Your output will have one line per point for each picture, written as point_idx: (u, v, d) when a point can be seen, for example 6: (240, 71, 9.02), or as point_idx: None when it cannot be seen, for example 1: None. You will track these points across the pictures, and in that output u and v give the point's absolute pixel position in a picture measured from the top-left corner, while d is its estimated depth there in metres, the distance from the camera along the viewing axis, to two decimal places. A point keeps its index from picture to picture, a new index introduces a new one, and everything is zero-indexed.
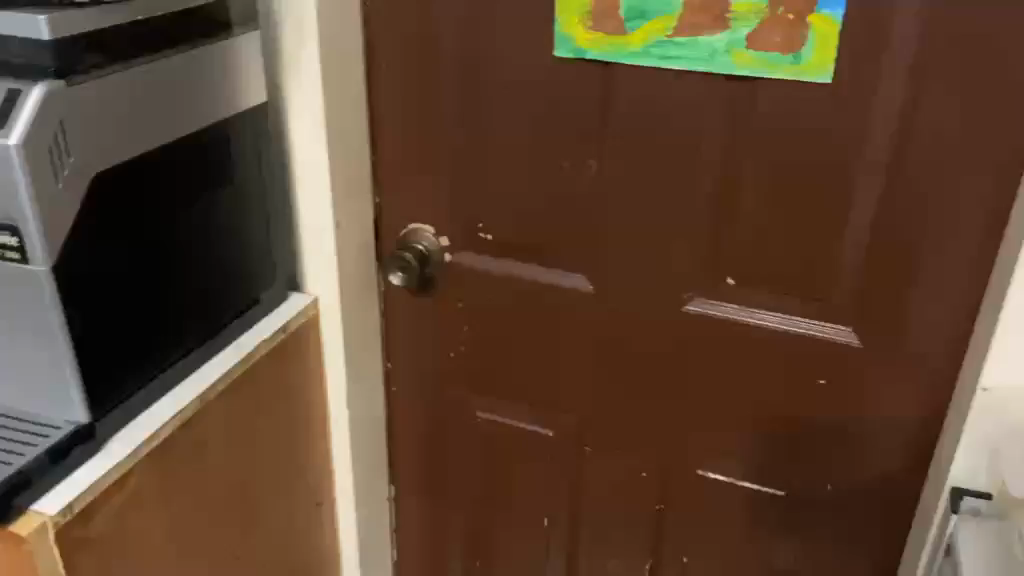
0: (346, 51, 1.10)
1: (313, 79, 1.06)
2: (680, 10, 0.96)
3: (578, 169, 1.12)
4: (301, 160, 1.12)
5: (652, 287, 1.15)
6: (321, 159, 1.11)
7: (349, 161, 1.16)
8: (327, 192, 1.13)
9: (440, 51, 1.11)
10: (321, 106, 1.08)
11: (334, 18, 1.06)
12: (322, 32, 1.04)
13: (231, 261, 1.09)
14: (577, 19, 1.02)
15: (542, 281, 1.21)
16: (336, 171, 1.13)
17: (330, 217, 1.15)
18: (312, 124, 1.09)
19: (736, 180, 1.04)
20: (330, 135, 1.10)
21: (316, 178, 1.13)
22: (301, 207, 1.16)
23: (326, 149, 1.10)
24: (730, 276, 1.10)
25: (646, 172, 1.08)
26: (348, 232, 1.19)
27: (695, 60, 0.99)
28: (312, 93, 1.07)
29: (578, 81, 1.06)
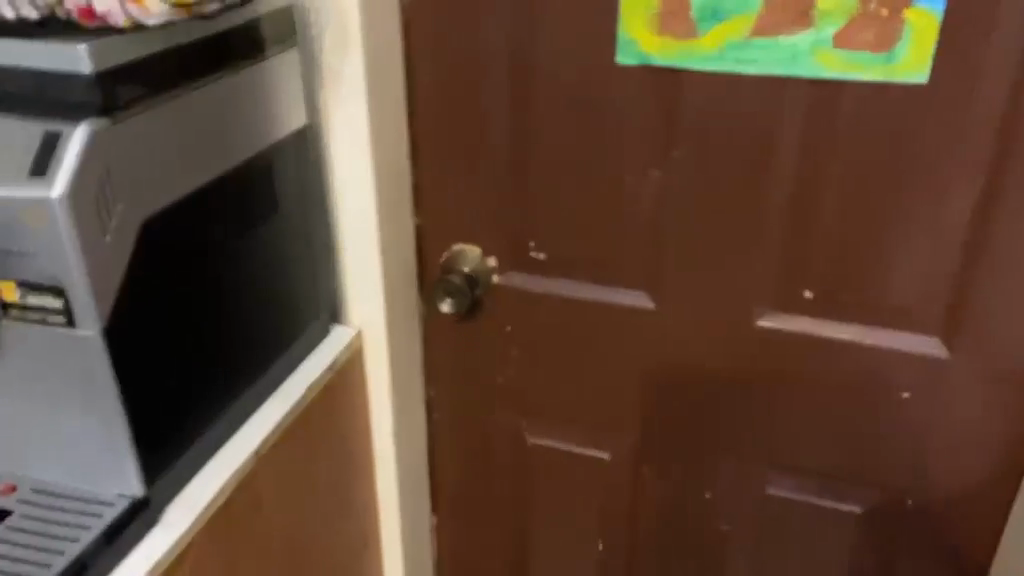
0: (387, 63, 1.01)
1: (357, 96, 0.97)
2: (759, 9, 0.89)
3: (640, 181, 1.04)
4: (342, 184, 1.03)
5: (721, 303, 1.08)
6: (365, 182, 1.02)
7: (391, 182, 1.07)
8: (372, 217, 1.04)
9: (487, 60, 1.03)
10: (365, 125, 0.98)
11: (377, 29, 0.96)
12: (366, 45, 0.95)
13: (271, 299, 1.00)
14: (642, 22, 0.94)
15: (600, 299, 1.13)
16: (380, 194, 1.04)
17: (376, 243, 1.06)
18: (354, 145, 1.00)
19: (817, 187, 0.98)
20: (374, 156, 1.01)
21: (360, 203, 1.04)
22: (342, 235, 1.07)
23: (371, 171, 1.01)
24: (809, 288, 1.04)
25: (717, 183, 1.01)
26: (392, 258, 1.10)
27: (775, 63, 0.92)
28: (355, 112, 0.98)
29: (642, 88, 0.99)
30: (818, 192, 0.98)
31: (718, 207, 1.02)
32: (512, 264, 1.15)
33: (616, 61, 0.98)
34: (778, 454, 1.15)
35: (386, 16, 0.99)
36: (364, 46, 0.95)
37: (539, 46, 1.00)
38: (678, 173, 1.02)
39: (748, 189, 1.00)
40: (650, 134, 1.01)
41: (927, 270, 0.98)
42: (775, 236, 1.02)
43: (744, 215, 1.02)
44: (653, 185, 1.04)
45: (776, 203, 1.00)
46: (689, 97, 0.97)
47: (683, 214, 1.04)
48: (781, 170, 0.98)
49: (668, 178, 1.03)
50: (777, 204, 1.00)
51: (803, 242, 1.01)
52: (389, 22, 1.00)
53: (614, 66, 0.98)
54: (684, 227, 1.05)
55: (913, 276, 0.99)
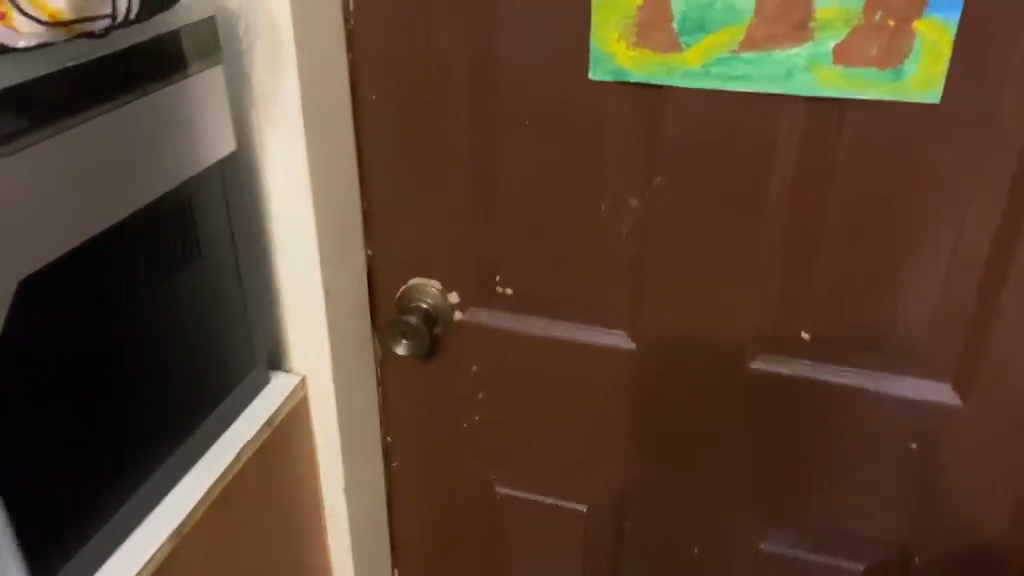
0: (330, 82, 0.89)
1: (292, 121, 0.85)
2: (749, 19, 0.79)
3: (617, 211, 0.93)
4: (279, 218, 0.91)
5: (708, 344, 0.98)
6: (306, 216, 0.90)
7: (337, 214, 0.95)
8: (315, 255, 0.93)
9: (444, 76, 0.91)
10: (304, 153, 0.87)
11: (315, 44, 0.85)
12: (302, 63, 0.83)
13: (195, 348, 0.89)
14: (618, 34, 0.83)
15: (573, 339, 1.03)
16: (323, 229, 0.92)
17: (319, 284, 0.94)
18: (291, 176, 0.88)
19: (813, 219, 0.87)
20: (315, 187, 0.90)
21: (299, 240, 0.92)
22: (281, 274, 0.95)
23: (311, 204, 0.90)
24: (805, 329, 0.94)
25: (702, 214, 0.90)
26: (338, 298, 0.98)
27: (768, 80, 0.81)
28: (290, 139, 0.86)
29: (619, 107, 0.88)
30: (815, 224, 0.87)
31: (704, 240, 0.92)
32: (477, 300, 1.04)
33: (589, 78, 0.87)
34: (771, 506, 1.05)
35: (328, 29, 0.87)
36: (300, 65, 0.83)
37: (502, 61, 0.89)
38: (659, 203, 0.91)
39: (737, 220, 0.90)
40: (627, 159, 0.90)
41: (937, 310, 0.88)
42: (766, 272, 0.92)
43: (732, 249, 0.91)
44: (631, 215, 0.93)
45: (768, 235, 0.89)
46: (671, 118, 0.86)
47: (664, 247, 0.94)
48: (773, 200, 0.87)
49: (648, 207, 0.92)
50: (770, 236, 0.89)
51: (799, 278, 0.91)
52: (333, 35, 0.89)
53: (587, 84, 0.87)
54: (666, 261, 0.94)
55: (920, 315, 0.89)
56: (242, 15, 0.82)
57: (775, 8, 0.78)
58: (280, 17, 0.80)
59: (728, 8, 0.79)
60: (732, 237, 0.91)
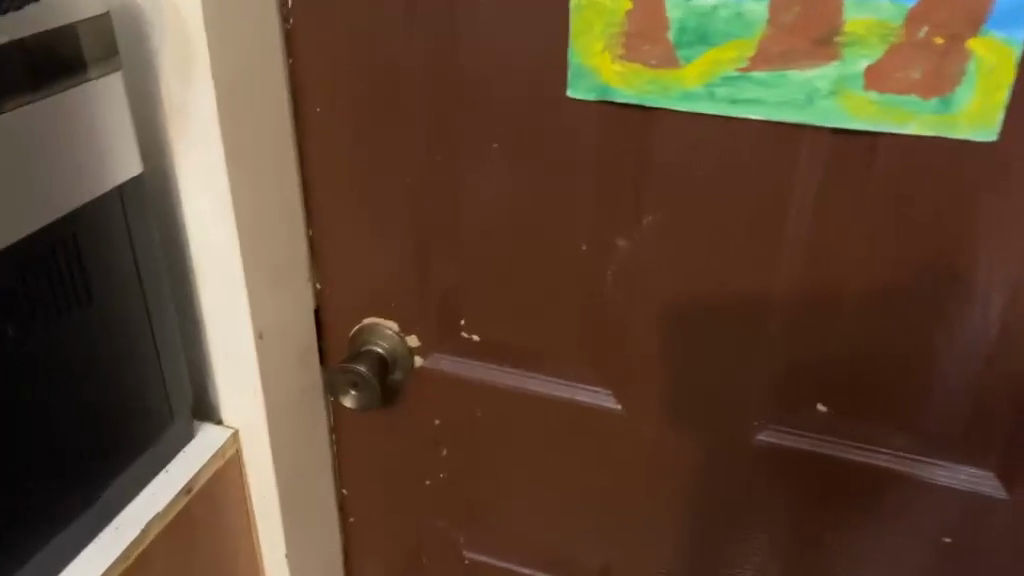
0: (261, 91, 0.75)
1: (210, 138, 0.71)
2: (762, 30, 0.64)
3: (601, 252, 0.79)
4: (201, 250, 0.78)
5: (705, 409, 0.83)
6: (230, 248, 0.77)
7: (271, 244, 0.81)
8: (243, 293, 0.79)
9: (397, 91, 0.77)
10: (225, 175, 0.73)
11: (239, 47, 0.71)
12: (218, 69, 0.69)
13: (103, 397, 0.75)
14: (601, 45, 0.69)
15: (550, 394, 0.88)
16: (253, 263, 0.79)
17: (249, 328, 0.81)
18: (212, 201, 0.75)
19: (833, 273, 0.72)
20: (241, 214, 0.76)
21: (224, 275, 0.78)
22: (206, 312, 0.82)
23: (236, 235, 0.76)
24: (821, 401, 0.79)
25: (700, 261, 0.76)
26: (274, 342, 0.84)
27: (783, 106, 0.66)
28: (208, 157, 0.72)
29: (602, 132, 0.73)
30: (835, 278, 0.73)
31: (703, 290, 0.77)
32: (439, 345, 0.90)
33: (567, 96, 0.72)
34: None
35: (258, 28, 0.73)
36: (216, 70, 0.69)
37: (464, 74, 0.74)
38: (650, 245, 0.77)
39: (742, 269, 0.75)
40: (612, 193, 0.75)
41: (980, 385, 0.73)
42: (776, 331, 0.77)
43: (736, 301, 0.77)
44: (617, 258, 0.78)
45: (778, 289, 0.75)
46: (665, 147, 0.72)
47: (655, 297, 0.79)
48: (786, 248, 0.73)
49: (637, 250, 0.77)
50: (780, 290, 0.75)
51: (815, 341, 0.76)
52: (267, 37, 0.75)
53: (564, 104, 0.73)
54: (658, 313, 0.80)
55: (960, 390, 0.74)
56: (148, 10, 0.68)
57: (793, 19, 0.63)
58: (189, 13, 0.67)
59: (736, 16, 0.64)
60: (736, 289, 0.76)
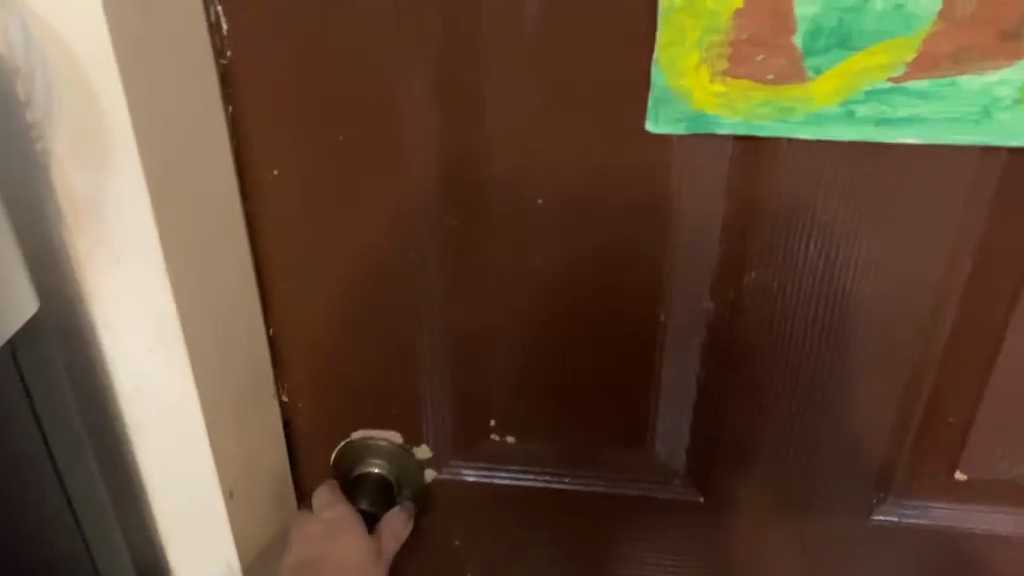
0: (207, 164, 0.51)
1: (142, 245, 0.47)
2: (929, 25, 0.47)
3: (684, 323, 0.61)
4: (137, 397, 0.53)
5: (812, 495, 0.67)
6: (183, 391, 0.52)
7: (239, 372, 0.57)
8: (205, 447, 0.55)
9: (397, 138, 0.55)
10: (169, 295, 0.49)
11: (174, 106, 0.46)
12: (146, 145, 0.45)
13: None
14: (697, 59, 0.50)
15: (610, 493, 0.70)
16: (214, 405, 0.55)
17: (219, 489, 0.57)
18: (149, 333, 0.50)
19: (986, 322, 0.58)
20: (196, 342, 0.52)
21: (175, 427, 0.54)
22: (149, 475, 0.57)
23: (191, 373, 0.52)
24: (961, 470, 0.64)
25: (817, 323, 0.59)
26: (251, 496, 0.61)
27: (949, 122, 0.50)
28: (140, 273, 0.48)
29: (692, 173, 0.55)
30: (989, 327, 0.58)
31: (817, 358, 0.60)
32: (457, 454, 0.69)
33: (644, 130, 0.53)
34: None
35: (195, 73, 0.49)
36: (145, 146, 0.44)
37: (497, 109, 0.54)
38: (749, 310, 0.59)
39: (871, 328, 0.59)
40: (703, 248, 0.57)
41: None
42: (907, 395, 0.61)
43: (859, 367, 0.60)
44: (703, 327, 0.61)
45: (916, 345, 0.59)
46: (778, 185, 0.54)
47: (754, 370, 0.62)
48: (931, 296, 0.57)
49: (732, 316, 0.60)
50: (917, 346, 0.59)
51: (955, 402, 0.61)
52: (204, 83, 0.50)
53: (639, 139, 0.54)
54: (753, 391, 0.63)
55: None
56: (22, 61, 0.43)
57: (973, 8, 0.46)
58: (94, 66, 0.42)
59: (894, 9, 0.47)
60: (859, 352, 0.60)
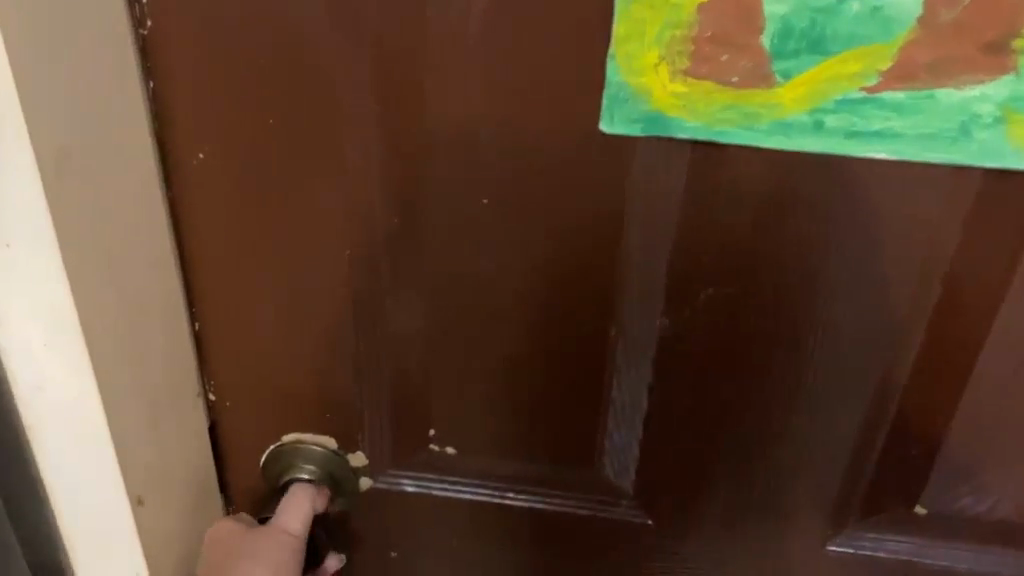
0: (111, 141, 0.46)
1: (34, 235, 0.43)
2: (907, 32, 0.43)
3: (635, 338, 0.57)
4: (33, 392, 0.49)
5: (765, 522, 0.64)
6: (84, 392, 0.48)
7: (146, 365, 0.53)
8: (109, 452, 0.51)
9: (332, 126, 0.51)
10: (67, 289, 0.44)
11: (73, 82, 0.42)
12: (37, 124, 0.40)
13: None
14: (656, 57, 0.46)
15: (555, 510, 0.66)
16: (117, 407, 0.51)
17: (125, 491, 0.53)
18: (44, 329, 0.46)
19: (955, 353, 0.54)
20: (97, 340, 0.48)
21: (74, 430, 0.50)
22: (48, 480, 0.53)
23: (92, 372, 0.48)
24: (921, 505, 0.61)
25: (776, 345, 0.55)
26: (161, 496, 0.57)
27: (924, 138, 0.46)
28: (32, 265, 0.44)
29: (649, 179, 0.51)
30: (958, 359, 0.54)
31: (773, 381, 0.57)
32: (395, 463, 0.65)
33: (597, 131, 0.49)
34: None
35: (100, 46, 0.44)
36: (36, 126, 0.40)
37: (441, 100, 0.49)
38: (705, 327, 0.56)
39: (832, 352, 0.55)
40: (657, 261, 0.54)
41: None
42: (868, 425, 0.58)
43: (818, 392, 0.57)
44: (656, 344, 0.57)
45: (879, 372, 0.56)
46: (739, 197, 0.50)
47: (708, 391, 0.58)
48: (897, 322, 0.54)
49: (687, 333, 0.56)
50: (880, 375, 0.56)
51: (917, 433, 0.58)
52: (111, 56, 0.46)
53: (592, 141, 0.50)
54: (707, 412, 0.59)
55: None
56: None
57: (956, 16, 0.42)
58: None
59: (870, 13, 0.43)
60: (819, 378, 0.56)
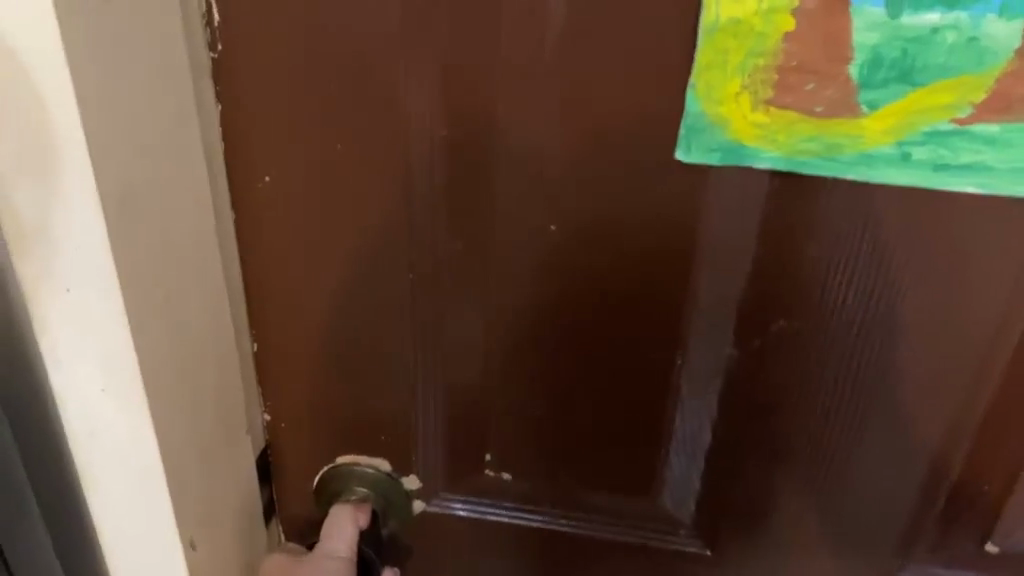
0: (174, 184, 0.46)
1: (96, 279, 0.42)
2: (1003, 63, 0.42)
3: (701, 368, 0.56)
4: (89, 434, 0.49)
5: (829, 556, 0.62)
6: (140, 434, 0.48)
7: (201, 402, 0.53)
8: (163, 491, 0.50)
9: (399, 152, 0.50)
10: (128, 332, 0.44)
11: (137, 125, 0.42)
12: (104, 167, 0.40)
13: None
14: (738, 86, 0.44)
15: (610, 539, 0.65)
16: (172, 447, 0.50)
17: (178, 533, 0.53)
18: (102, 372, 0.46)
19: None
20: (155, 380, 0.47)
21: (128, 471, 0.50)
22: (99, 521, 0.52)
23: (149, 412, 0.47)
24: (994, 543, 0.59)
25: (848, 378, 0.54)
26: (214, 534, 0.57)
27: (1018, 172, 0.44)
28: (94, 309, 0.43)
29: (724, 209, 0.49)
30: None
31: (843, 415, 0.55)
32: (448, 487, 0.65)
33: (672, 159, 0.48)
34: None
35: (167, 86, 0.44)
36: (102, 169, 0.40)
37: (512, 126, 0.48)
38: (775, 359, 0.54)
39: (905, 387, 0.54)
40: (729, 289, 0.52)
41: None
42: (941, 461, 0.56)
43: (889, 427, 0.55)
44: (723, 375, 0.55)
45: (955, 408, 0.54)
46: (817, 228, 0.49)
47: (775, 423, 0.57)
48: (976, 358, 0.52)
49: (757, 365, 0.55)
50: (955, 410, 0.54)
51: (991, 472, 0.56)
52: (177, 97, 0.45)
53: (667, 169, 0.48)
54: (772, 444, 0.58)
55: None
56: None
57: None
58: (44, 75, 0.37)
59: (965, 43, 0.41)
60: (891, 413, 0.55)
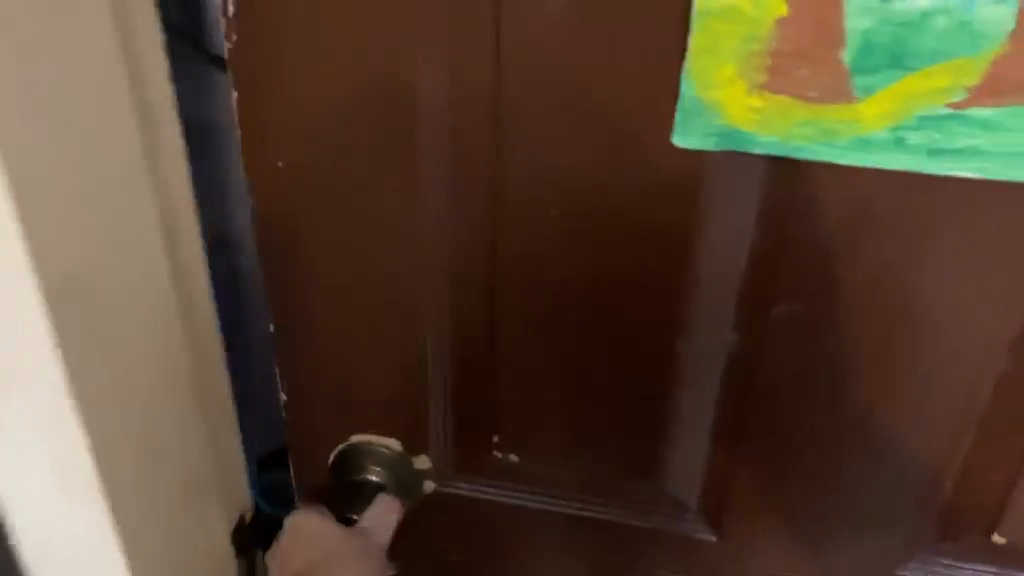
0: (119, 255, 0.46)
1: (35, 360, 0.41)
2: (997, 47, 0.42)
3: (702, 353, 0.56)
4: (33, 518, 0.48)
5: (833, 542, 0.62)
6: (91, 505, 0.47)
7: (158, 458, 0.53)
8: (120, 557, 0.50)
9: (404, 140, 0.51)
10: (71, 410, 0.44)
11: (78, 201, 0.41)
12: (43, 253, 0.39)
13: None
14: (732, 71, 0.45)
15: (616, 522, 0.66)
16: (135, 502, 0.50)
17: None
18: (46, 448, 0.45)
19: None
20: (105, 448, 0.47)
21: (81, 540, 0.49)
22: None
23: (100, 483, 0.47)
24: (1000, 534, 0.59)
25: (848, 365, 0.54)
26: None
27: (1014, 156, 0.44)
28: (34, 398, 0.43)
29: (722, 193, 0.50)
30: None
31: (842, 401, 0.56)
32: (458, 468, 0.66)
33: (670, 142, 0.49)
34: None
35: (108, 150, 0.43)
36: (38, 257, 0.39)
37: (513, 113, 0.50)
38: (775, 344, 0.55)
39: (905, 375, 0.54)
40: (728, 274, 0.53)
41: None
42: (943, 450, 0.56)
43: (890, 415, 0.56)
44: (724, 359, 0.56)
45: (957, 396, 0.54)
46: (813, 212, 0.49)
47: (776, 410, 0.57)
48: (979, 344, 0.52)
49: (756, 350, 0.55)
50: (957, 400, 0.54)
51: (994, 460, 0.56)
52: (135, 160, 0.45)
53: (665, 153, 0.49)
54: (772, 432, 0.58)
55: None
56: None
57: None
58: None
59: (957, 28, 0.42)
60: (891, 399, 0.55)
